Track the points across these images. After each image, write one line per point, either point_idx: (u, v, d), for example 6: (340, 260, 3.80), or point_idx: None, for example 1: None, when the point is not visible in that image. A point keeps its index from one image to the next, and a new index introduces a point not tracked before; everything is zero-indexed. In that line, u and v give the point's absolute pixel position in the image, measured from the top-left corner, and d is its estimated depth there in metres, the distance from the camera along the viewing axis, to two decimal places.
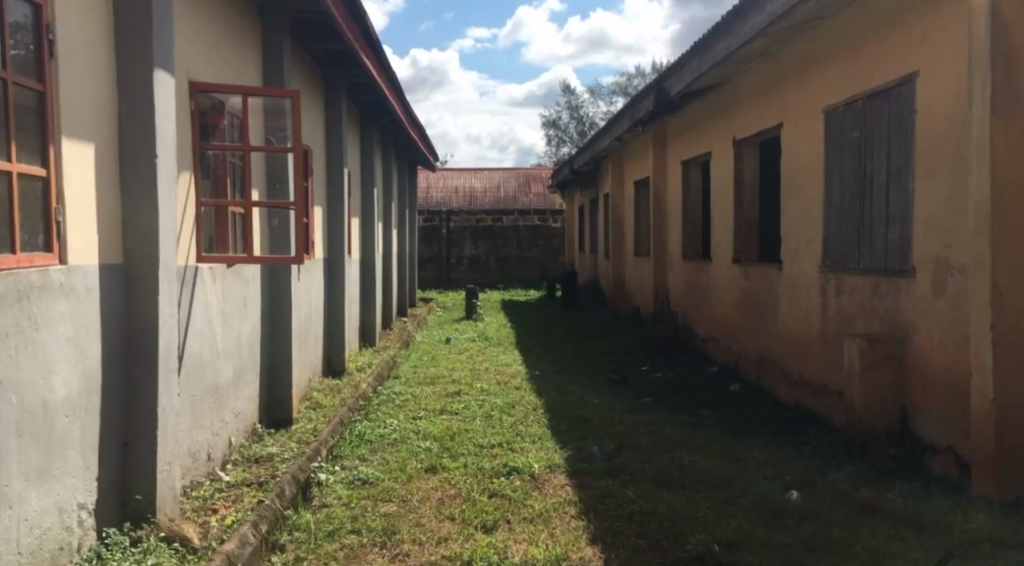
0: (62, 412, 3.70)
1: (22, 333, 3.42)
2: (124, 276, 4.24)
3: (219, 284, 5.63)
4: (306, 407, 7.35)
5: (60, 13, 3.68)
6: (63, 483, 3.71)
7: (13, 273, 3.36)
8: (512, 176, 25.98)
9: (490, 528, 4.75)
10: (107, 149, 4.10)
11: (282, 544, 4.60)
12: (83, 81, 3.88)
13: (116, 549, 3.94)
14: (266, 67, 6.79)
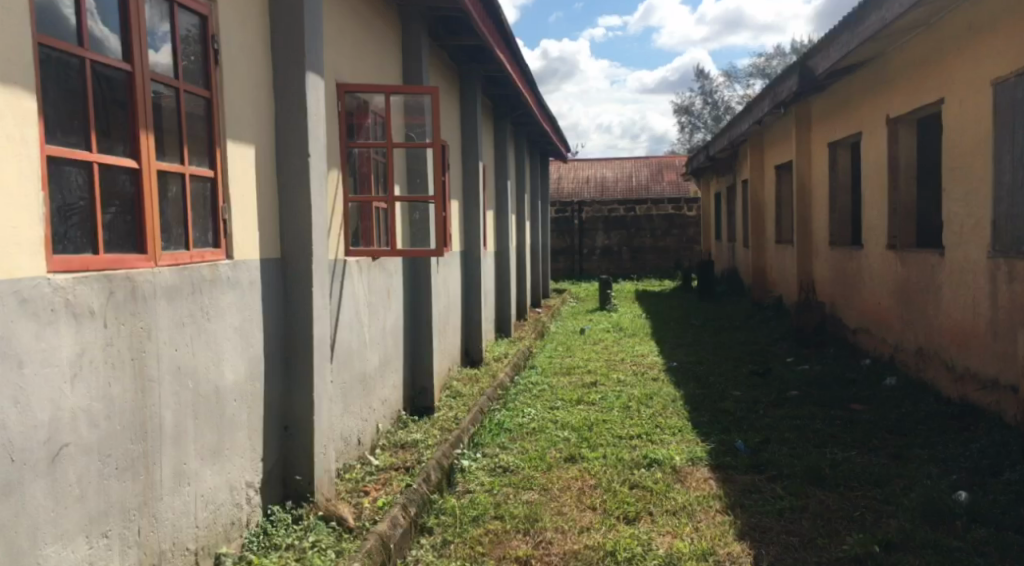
0: (231, 397, 3.96)
1: (197, 322, 3.66)
2: (282, 269, 4.49)
3: (364, 276, 5.86)
4: (445, 396, 7.56)
5: (222, 25, 3.94)
6: (233, 463, 3.97)
7: (187, 266, 3.61)
8: (646, 164, 25.66)
9: (632, 519, 4.75)
10: (265, 149, 4.35)
11: (430, 527, 4.77)
12: (243, 87, 4.13)
13: (281, 526, 4.19)
14: (404, 66, 6.99)
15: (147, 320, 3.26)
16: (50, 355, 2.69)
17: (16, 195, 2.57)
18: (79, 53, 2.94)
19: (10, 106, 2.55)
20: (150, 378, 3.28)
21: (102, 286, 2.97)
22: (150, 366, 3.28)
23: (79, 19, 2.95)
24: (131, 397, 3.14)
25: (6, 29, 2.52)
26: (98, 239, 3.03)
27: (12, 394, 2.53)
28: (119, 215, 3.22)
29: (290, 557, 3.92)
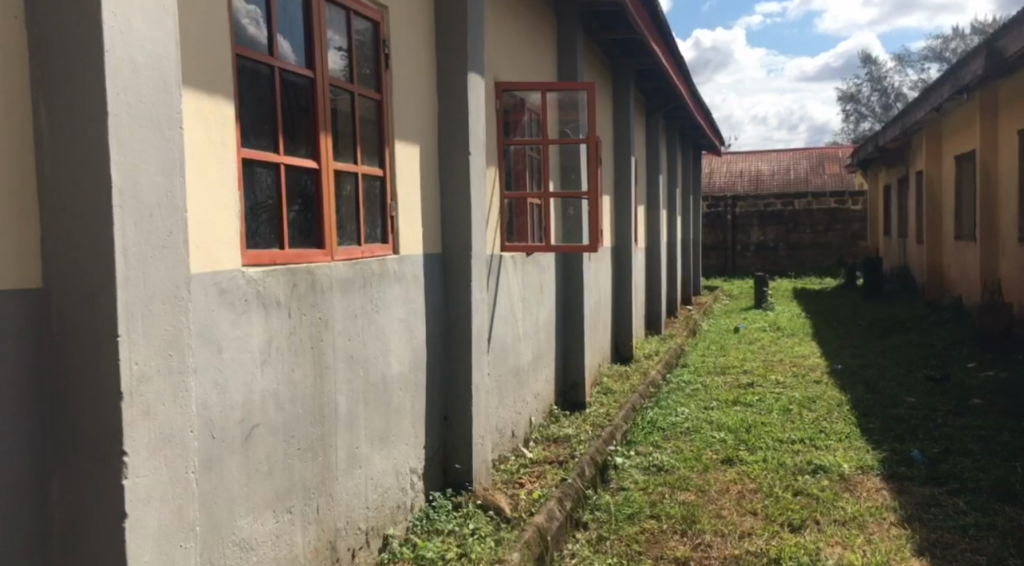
0: (396, 386, 4.13)
1: (367, 314, 3.84)
2: (442, 264, 4.64)
3: (518, 271, 5.96)
4: (596, 392, 7.57)
5: (392, 29, 4.11)
6: (398, 448, 4.15)
7: (360, 261, 3.79)
8: (806, 155, 24.65)
9: (797, 527, 4.61)
10: (428, 148, 4.50)
11: (585, 522, 4.80)
12: (409, 87, 4.29)
13: (442, 512, 4.34)
14: (559, 62, 7.04)
15: (324, 311, 3.46)
16: (243, 342, 2.90)
17: (217, 195, 2.78)
18: (269, 63, 3.15)
19: (213, 113, 2.76)
20: (327, 365, 3.48)
21: (286, 279, 3.17)
22: (327, 354, 3.48)
23: (269, 31, 3.16)
24: (310, 383, 3.34)
25: (211, 42, 2.74)
26: (282, 236, 3.24)
27: (213, 376, 2.75)
28: (301, 213, 3.42)
29: (451, 542, 4.05)
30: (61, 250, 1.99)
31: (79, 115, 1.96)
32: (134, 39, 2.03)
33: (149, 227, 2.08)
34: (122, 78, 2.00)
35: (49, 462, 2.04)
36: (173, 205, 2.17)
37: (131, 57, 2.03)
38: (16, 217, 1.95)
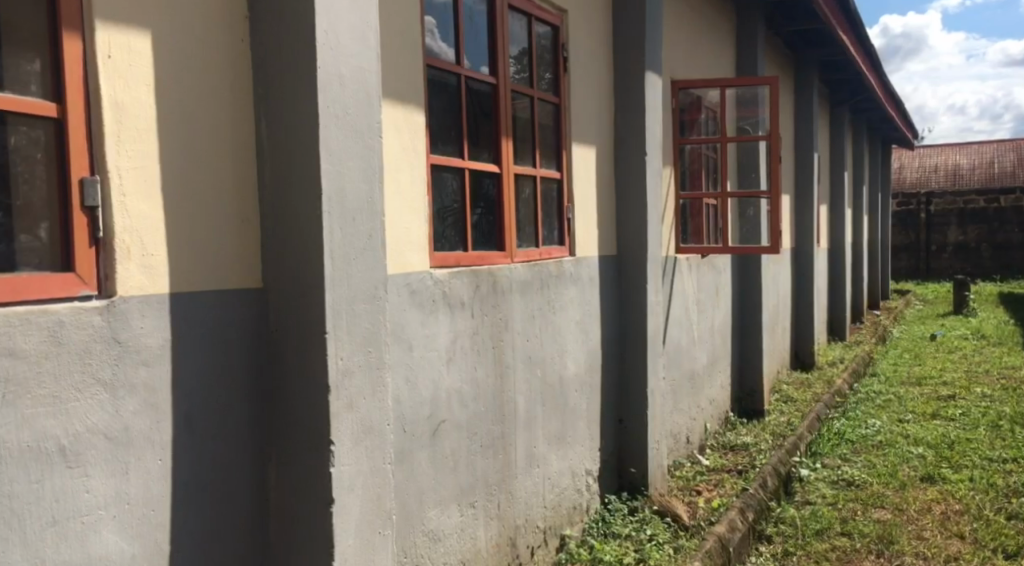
0: (573, 387, 4.16)
1: (544, 315, 3.88)
2: (618, 266, 4.63)
3: (693, 272, 5.84)
4: (776, 399, 7.30)
5: (571, 33, 4.14)
6: (575, 449, 4.18)
7: (538, 262, 3.84)
8: (1014, 148, 22.64)
9: (1013, 555, 4.25)
10: (603, 150, 4.51)
11: (769, 535, 4.64)
12: (586, 90, 4.31)
13: (618, 516, 4.33)
14: (738, 58, 6.84)
15: (505, 312, 3.54)
16: (431, 341, 3.02)
17: (409, 200, 2.91)
18: (455, 71, 3.26)
19: (406, 121, 2.89)
20: (507, 365, 3.55)
21: (470, 280, 3.27)
22: (507, 353, 3.55)
23: (455, 41, 3.27)
24: (492, 381, 3.43)
25: (405, 54, 2.88)
26: (466, 238, 3.34)
27: (404, 373, 2.87)
28: (484, 216, 3.51)
29: (629, 546, 4.02)
30: (278, 252, 2.16)
31: (294, 127, 2.12)
32: (341, 55, 2.18)
33: (352, 230, 2.22)
34: (332, 92, 2.14)
35: (267, 448, 2.21)
36: (373, 210, 2.30)
37: (339, 71, 2.17)
38: (241, 221, 2.13)
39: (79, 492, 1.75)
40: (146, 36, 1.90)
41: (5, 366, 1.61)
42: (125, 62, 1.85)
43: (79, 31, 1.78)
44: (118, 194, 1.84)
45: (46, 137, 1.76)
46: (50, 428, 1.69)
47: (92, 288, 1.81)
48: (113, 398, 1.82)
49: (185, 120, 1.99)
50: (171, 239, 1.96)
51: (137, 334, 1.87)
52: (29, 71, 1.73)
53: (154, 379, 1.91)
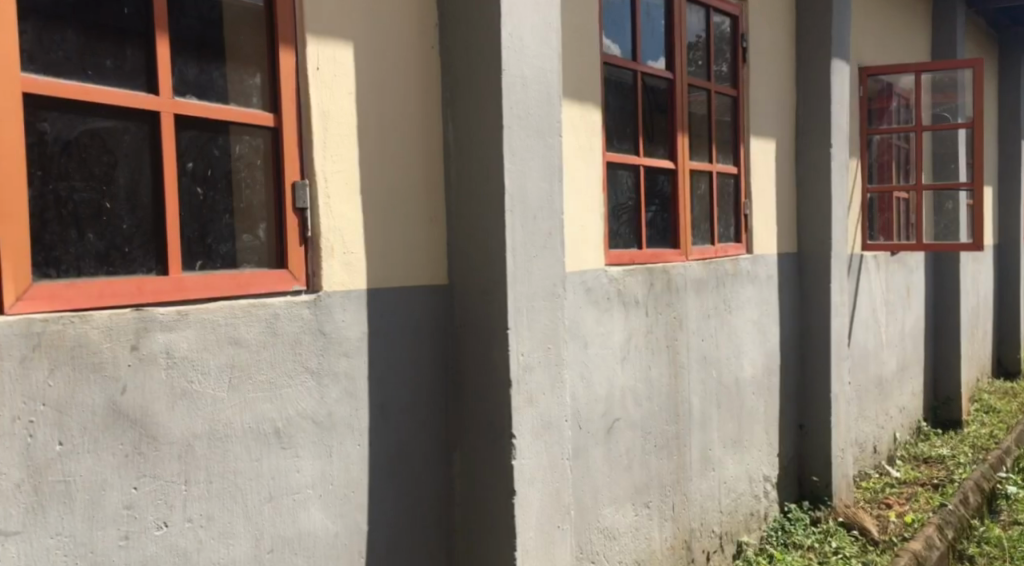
0: (750, 389, 4.04)
1: (721, 314, 3.78)
2: (798, 263, 4.46)
3: (881, 271, 5.52)
4: (976, 409, 6.78)
5: (751, 23, 4.02)
6: (752, 454, 4.06)
7: (713, 260, 3.75)
8: None
9: None
10: (784, 143, 4.35)
11: (970, 555, 4.31)
12: (767, 81, 4.18)
13: (799, 525, 4.18)
14: (934, 42, 6.40)
15: (680, 310, 3.49)
16: (606, 340, 3.03)
17: (585, 198, 2.94)
18: (632, 68, 3.25)
19: (584, 119, 2.92)
20: (682, 365, 3.51)
21: (645, 278, 3.25)
22: (683, 353, 3.51)
23: (632, 37, 3.27)
24: (667, 381, 3.40)
25: (584, 53, 2.91)
26: (640, 236, 3.33)
27: (580, 371, 2.90)
28: (659, 213, 3.47)
29: (812, 558, 3.88)
30: (463, 250, 2.25)
31: (480, 129, 2.21)
32: (524, 57, 2.25)
33: (533, 228, 2.28)
34: (515, 94, 2.22)
35: (453, 438, 2.30)
36: (552, 208, 2.35)
37: (521, 73, 2.24)
38: (430, 221, 2.24)
39: (291, 472, 1.89)
40: (349, 48, 2.03)
41: (230, 354, 1.77)
42: (331, 73, 1.99)
43: (293, 46, 1.92)
44: (324, 196, 1.98)
45: (264, 145, 1.91)
46: (267, 411, 1.84)
47: (302, 284, 1.96)
48: (318, 386, 1.95)
49: (382, 125, 2.11)
50: (368, 237, 2.08)
51: (339, 326, 2.00)
52: (251, 85, 1.89)
53: (354, 369, 2.04)
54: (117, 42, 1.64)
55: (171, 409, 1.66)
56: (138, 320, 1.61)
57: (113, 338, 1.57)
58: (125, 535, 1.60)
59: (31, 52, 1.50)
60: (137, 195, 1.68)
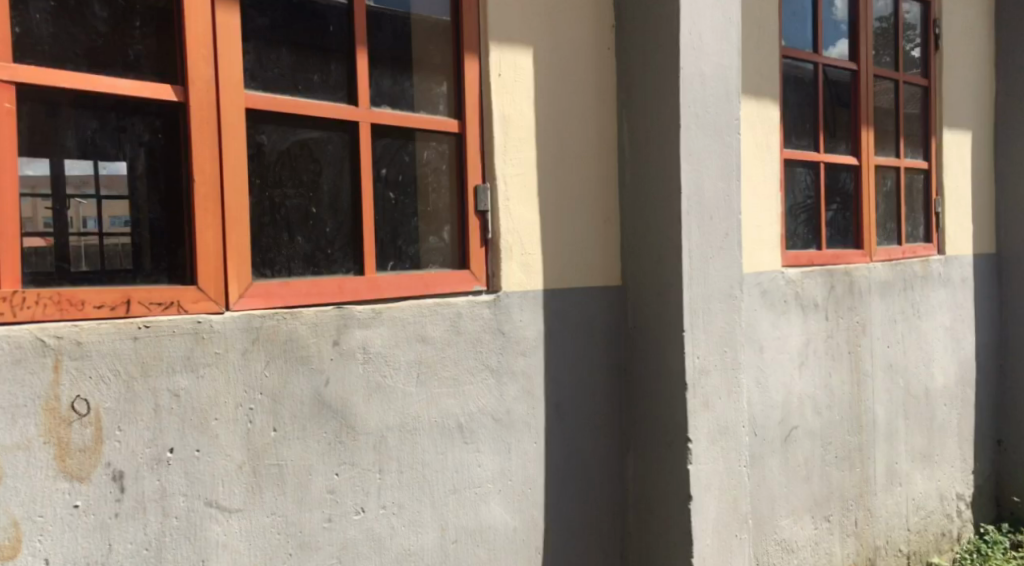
0: (942, 400, 3.78)
1: (909, 319, 3.56)
2: (997, 265, 4.12)
3: None
4: None
5: (945, 7, 3.77)
6: (944, 470, 3.80)
7: (900, 262, 3.53)
8: None
9: None
10: (981, 135, 4.04)
11: None
12: (962, 69, 3.90)
13: (996, 549, 3.86)
14: None
15: (864, 314, 3.31)
16: (783, 344, 2.93)
17: (762, 197, 2.86)
18: (813, 60, 3.13)
19: (762, 116, 2.84)
20: (865, 372, 3.33)
21: (826, 280, 3.10)
22: (866, 360, 3.33)
23: (813, 28, 3.14)
24: (849, 388, 3.24)
25: (763, 47, 2.83)
26: (821, 236, 3.19)
27: (756, 375, 2.82)
28: (841, 212, 3.31)
29: None
30: (638, 251, 2.25)
31: (656, 129, 2.21)
32: (704, 54, 2.22)
33: (711, 228, 2.25)
34: (693, 92, 2.20)
35: (625, 440, 2.31)
36: (730, 208, 2.31)
37: (700, 71, 2.22)
38: (603, 222, 2.26)
39: (473, 466, 1.96)
40: (529, 53, 2.08)
41: (418, 350, 1.85)
42: (512, 78, 2.05)
43: (477, 53, 1.99)
44: (504, 199, 2.03)
45: (449, 150, 1.99)
46: (452, 406, 1.91)
47: (482, 284, 2.01)
48: (498, 383, 2.01)
49: (559, 128, 2.15)
50: (544, 239, 2.12)
51: (517, 325, 2.05)
52: (438, 93, 1.98)
53: (531, 367, 2.08)
54: (322, 57, 1.78)
55: (366, 401, 1.76)
56: (338, 316, 1.72)
57: (318, 333, 1.68)
58: (328, 517, 1.71)
59: (252, 71, 1.65)
60: (337, 200, 1.80)
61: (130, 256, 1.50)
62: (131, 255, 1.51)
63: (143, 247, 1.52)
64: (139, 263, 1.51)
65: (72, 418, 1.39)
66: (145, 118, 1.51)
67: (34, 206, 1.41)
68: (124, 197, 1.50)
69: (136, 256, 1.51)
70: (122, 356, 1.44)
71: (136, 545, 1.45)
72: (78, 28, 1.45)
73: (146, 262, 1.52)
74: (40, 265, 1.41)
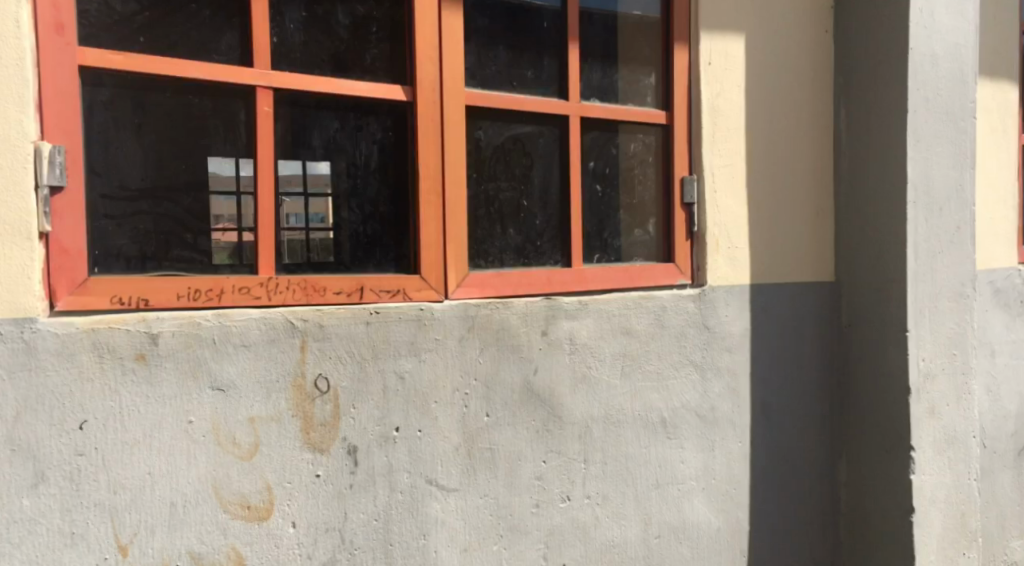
0: None
1: None
2: None
3: None
4: None
5: None
6: None
7: None
8: None
9: None
10: None
11: None
12: None
13: None
14: None
15: None
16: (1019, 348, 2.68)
17: (997, 187, 2.62)
18: None
19: (998, 98, 2.61)
20: None
21: None
22: None
23: None
24: None
25: (1002, 23, 2.60)
26: None
27: (987, 381, 2.59)
28: None
29: None
30: (854, 245, 2.15)
31: (879, 116, 2.10)
32: (936, 32, 2.10)
33: (939, 221, 2.12)
34: (924, 74, 2.08)
35: (837, 445, 2.21)
36: (961, 199, 2.16)
37: (931, 51, 2.09)
38: (815, 215, 2.17)
39: (676, 462, 1.94)
40: (742, 41, 2.03)
41: (623, 343, 1.86)
42: (723, 67, 2.00)
43: (688, 42, 1.97)
44: (711, 191, 1.99)
45: (656, 142, 1.98)
46: (655, 400, 1.91)
47: (687, 278, 1.98)
48: (702, 379, 1.98)
49: (772, 117, 2.08)
50: (753, 232, 2.06)
51: (723, 321, 2.01)
52: (646, 85, 1.97)
53: (736, 365, 2.03)
54: (535, 53, 1.82)
55: (573, 392, 1.79)
56: (547, 308, 1.75)
57: (528, 324, 1.73)
58: (537, 503, 1.75)
59: (471, 70, 1.72)
60: (547, 192, 1.84)
61: (331, 250, 1.58)
62: (332, 248, 1.58)
63: (342, 244, 1.59)
64: (340, 256, 1.59)
65: (314, 395, 1.51)
66: (379, 118, 1.61)
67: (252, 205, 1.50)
68: (327, 194, 1.58)
69: (337, 250, 1.59)
70: (357, 339, 1.54)
71: (367, 515, 1.56)
72: (324, 36, 1.56)
73: (345, 254, 1.59)
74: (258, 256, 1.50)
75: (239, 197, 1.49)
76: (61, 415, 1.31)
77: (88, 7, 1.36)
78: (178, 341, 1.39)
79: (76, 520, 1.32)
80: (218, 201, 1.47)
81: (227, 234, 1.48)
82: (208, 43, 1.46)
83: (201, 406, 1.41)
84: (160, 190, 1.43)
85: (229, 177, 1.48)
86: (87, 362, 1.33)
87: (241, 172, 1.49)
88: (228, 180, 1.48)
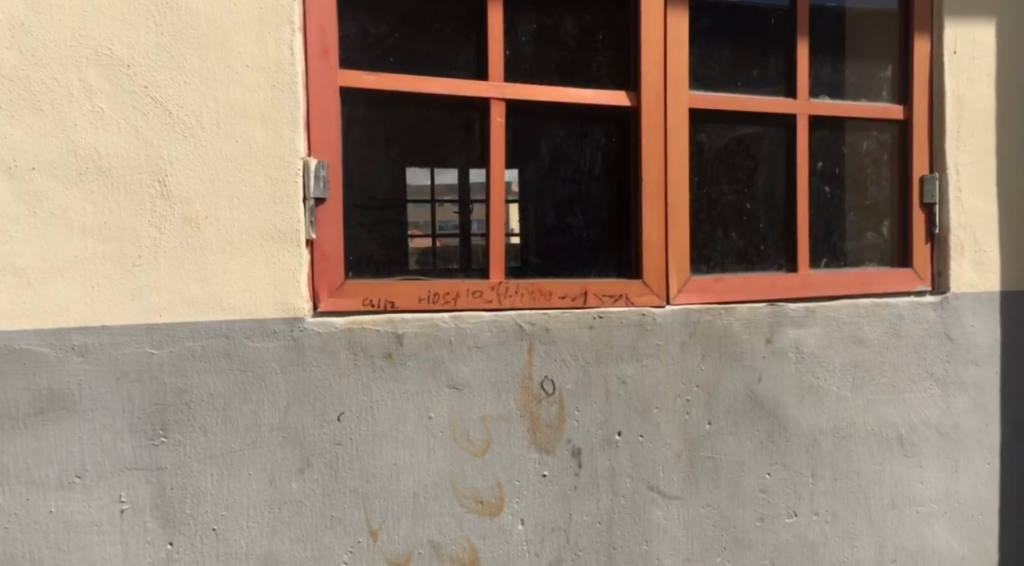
0: None
1: None
2: None
3: None
4: None
5: None
6: None
7: None
8: None
9: None
10: None
11: None
12: None
13: None
14: None
15: None
16: None
17: None
18: None
19: None
20: None
21: None
22: None
23: None
24: None
25: None
26: None
27: None
28: None
29: None
30: None
31: None
32: None
33: None
34: None
35: None
36: None
37: None
38: None
39: (915, 482, 1.81)
40: (994, 25, 1.86)
41: (855, 353, 1.76)
42: (971, 55, 1.85)
43: (931, 30, 1.83)
44: (955, 189, 1.84)
45: (892, 138, 1.86)
46: (892, 415, 1.79)
47: (927, 284, 1.85)
48: (944, 394, 1.84)
49: None
50: (1006, 233, 1.88)
51: (968, 331, 1.85)
52: (883, 78, 1.86)
53: (984, 379, 1.87)
54: (762, 51, 1.77)
55: (801, 403, 1.72)
56: (773, 313, 1.70)
57: (752, 330, 1.68)
58: (761, 517, 1.70)
59: (695, 71, 1.69)
60: (772, 195, 1.78)
61: (515, 255, 1.59)
62: (518, 254, 1.59)
63: (530, 247, 1.60)
64: (527, 261, 1.60)
65: (541, 396, 1.55)
66: (603, 124, 1.63)
67: (443, 213, 1.54)
68: (512, 201, 1.59)
69: (523, 255, 1.59)
70: (581, 343, 1.57)
71: (591, 517, 1.58)
72: (552, 46, 1.60)
73: (533, 259, 1.60)
74: (447, 261, 1.55)
75: (432, 204, 1.54)
76: (323, 407, 1.43)
77: (348, 32, 1.48)
78: (420, 341, 1.48)
79: (334, 504, 1.44)
80: (414, 208, 1.53)
81: (420, 240, 1.53)
82: (446, 59, 1.54)
83: (439, 403, 1.49)
84: (406, 199, 1.52)
85: (424, 186, 1.53)
86: (343, 359, 1.44)
87: (436, 180, 1.54)
88: (423, 188, 1.53)
